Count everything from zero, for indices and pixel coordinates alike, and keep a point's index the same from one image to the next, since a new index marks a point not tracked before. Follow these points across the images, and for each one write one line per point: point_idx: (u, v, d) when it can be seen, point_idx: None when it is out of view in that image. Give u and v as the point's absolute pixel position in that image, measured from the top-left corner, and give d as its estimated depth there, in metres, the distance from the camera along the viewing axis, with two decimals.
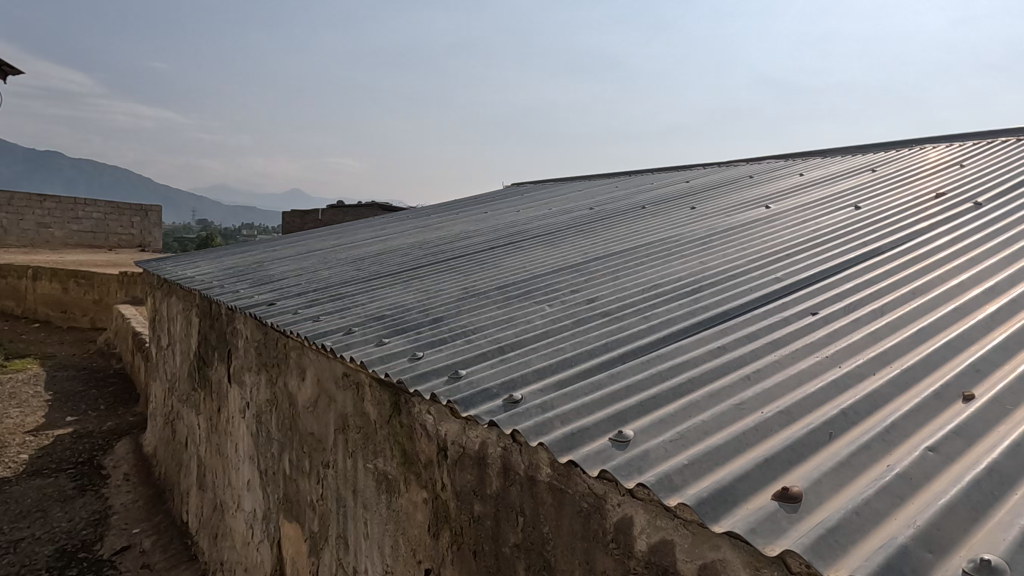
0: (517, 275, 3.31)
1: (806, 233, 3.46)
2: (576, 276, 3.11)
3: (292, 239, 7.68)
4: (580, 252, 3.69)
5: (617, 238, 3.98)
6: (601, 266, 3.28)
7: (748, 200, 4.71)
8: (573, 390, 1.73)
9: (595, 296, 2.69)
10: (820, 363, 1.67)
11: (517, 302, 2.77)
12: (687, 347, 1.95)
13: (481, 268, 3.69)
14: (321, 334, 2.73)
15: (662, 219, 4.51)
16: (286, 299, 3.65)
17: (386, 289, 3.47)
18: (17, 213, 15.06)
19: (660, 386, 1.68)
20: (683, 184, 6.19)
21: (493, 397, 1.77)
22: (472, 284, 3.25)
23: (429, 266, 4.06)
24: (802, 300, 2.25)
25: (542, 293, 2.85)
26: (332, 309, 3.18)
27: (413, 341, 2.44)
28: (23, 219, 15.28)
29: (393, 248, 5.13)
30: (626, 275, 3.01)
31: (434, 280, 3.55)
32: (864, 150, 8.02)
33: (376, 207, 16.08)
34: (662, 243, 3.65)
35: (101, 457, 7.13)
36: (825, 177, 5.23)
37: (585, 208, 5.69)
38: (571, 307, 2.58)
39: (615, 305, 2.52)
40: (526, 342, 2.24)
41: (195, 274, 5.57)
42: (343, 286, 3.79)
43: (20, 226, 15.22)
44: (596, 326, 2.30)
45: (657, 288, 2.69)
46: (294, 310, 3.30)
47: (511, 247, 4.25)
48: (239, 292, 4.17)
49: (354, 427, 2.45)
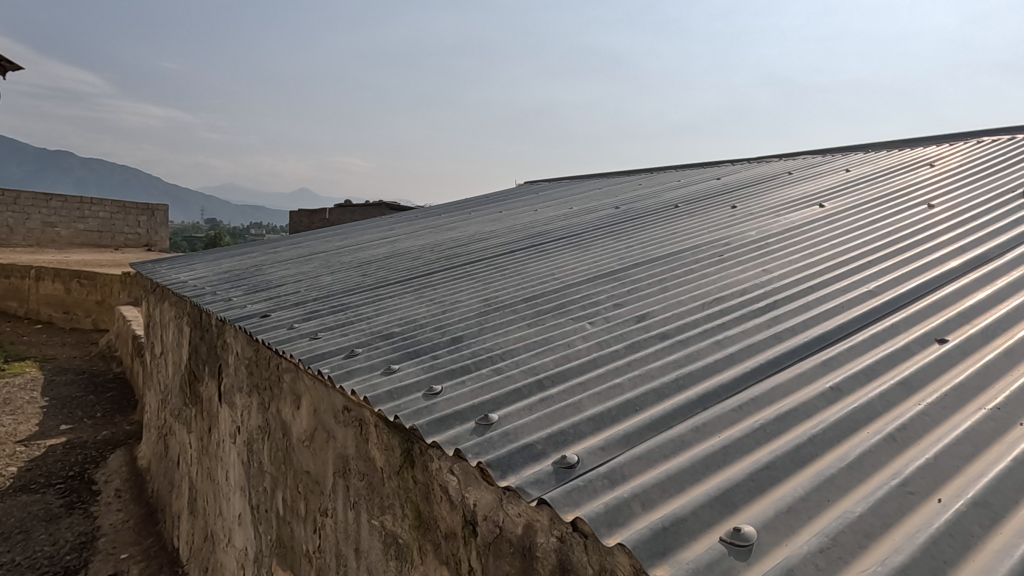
0: (546, 284, 2.87)
1: (879, 234, 2.99)
2: (616, 287, 2.67)
3: (294, 241, 7.24)
4: (615, 257, 3.25)
5: (655, 241, 3.54)
6: (643, 273, 2.84)
7: (794, 198, 4.26)
8: (648, 451, 1.29)
9: (645, 313, 2.25)
10: (994, 423, 1.22)
11: (551, 319, 2.34)
12: (786, 389, 1.50)
13: (503, 275, 3.25)
14: (319, 358, 2.30)
15: (701, 219, 4.05)
16: (283, 310, 3.23)
17: (395, 300, 3.04)
18: (22, 212, 14.76)
19: (769, 449, 1.24)
20: (715, 181, 5.75)
21: (540, 459, 1.33)
22: (495, 296, 2.81)
23: (442, 272, 3.63)
24: (917, 322, 1.80)
25: (580, 308, 2.41)
26: (334, 324, 2.75)
27: (429, 368, 2.01)
28: (29, 218, 15.01)
29: (402, 251, 4.70)
30: (676, 286, 2.57)
31: (450, 289, 3.12)
32: (905, 145, 7.53)
33: (384, 207, 15.75)
34: (708, 246, 3.21)
35: (93, 471, 6.74)
36: (877, 172, 4.75)
37: (610, 207, 5.25)
38: (619, 328, 2.14)
39: (673, 325, 2.07)
40: (569, 373, 1.80)
41: (190, 278, 5.17)
42: (346, 295, 3.37)
43: (27, 225, 14.92)
44: (655, 353, 1.85)
45: (720, 302, 2.25)
46: (289, 325, 2.88)
47: (535, 250, 3.83)
48: (231, 301, 3.76)
49: (356, 472, 2.01)
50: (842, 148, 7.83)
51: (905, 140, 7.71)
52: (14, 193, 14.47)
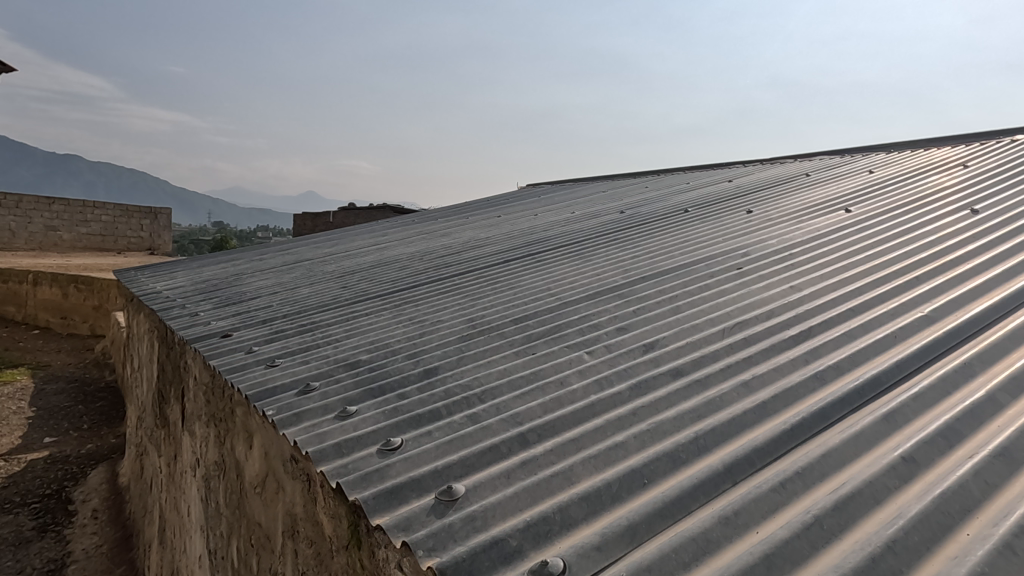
0: (541, 301, 2.52)
1: (920, 244, 2.62)
2: (619, 307, 2.31)
3: (285, 246, 6.90)
4: (619, 269, 2.90)
5: (662, 250, 3.19)
6: (651, 288, 2.49)
7: (816, 202, 3.90)
8: (660, 558, 0.93)
9: (654, 341, 1.89)
10: None
11: (543, 348, 1.99)
12: (841, 458, 1.14)
13: (493, 289, 2.91)
14: (270, 394, 1.96)
15: (714, 225, 3.70)
16: (247, 329, 2.89)
17: (371, 319, 2.70)
18: (24, 216, 14.56)
19: (832, 561, 0.88)
20: (727, 184, 5.39)
21: (512, 563, 0.99)
22: (481, 315, 2.47)
23: (428, 284, 3.28)
24: (996, 364, 1.44)
25: (577, 335, 2.06)
26: (296, 349, 2.41)
27: (392, 411, 1.66)
28: (31, 223, 14.81)
29: (390, 259, 4.36)
30: (689, 306, 2.21)
31: (432, 305, 2.77)
32: (930, 145, 7.13)
33: (387, 211, 15.43)
34: (724, 257, 2.85)
35: (71, 489, 6.41)
36: (905, 174, 4.38)
37: (615, 212, 4.90)
38: (622, 361, 1.78)
39: (688, 358, 1.71)
40: (561, 424, 1.44)
41: (166, 289, 4.84)
42: (319, 312, 3.02)
43: (28, 229, 14.72)
44: (667, 398, 1.49)
45: (743, 330, 1.88)
46: (248, 349, 2.53)
47: (531, 260, 3.49)
48: (197, 317, 3.43)
49: (304, 537, 1.67)
50: (862, 148, 7.44)
51: (930, 139, 7.30)
52: (16, 197, 14.28)
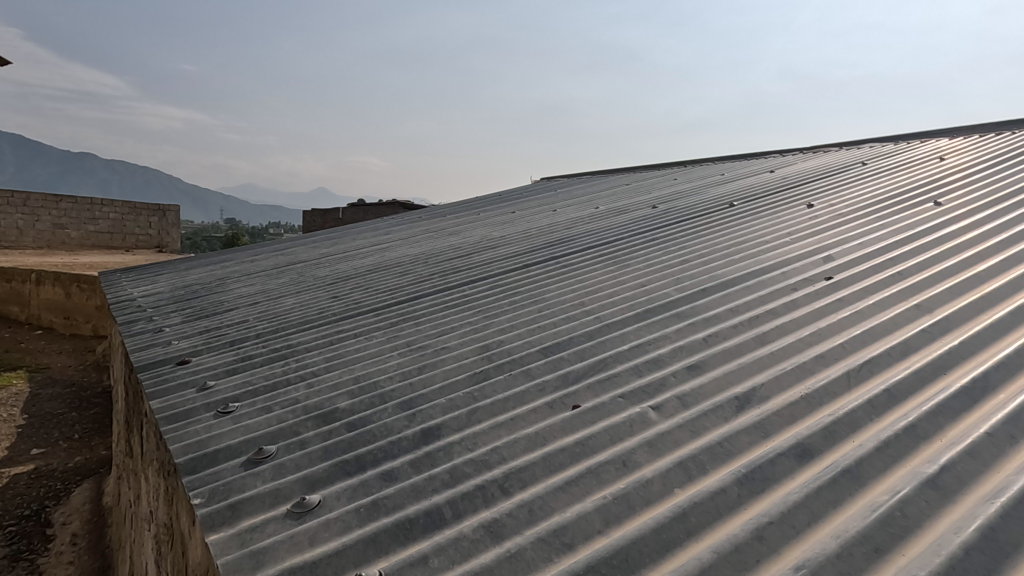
0: (574, 324, 1.97)
1: None
2: (683, 334, 1.74)
3: (283, 246, 6.36)
4: (669, 278, 2.32)
5: (717, 252, 2.64)
6: (717, 305, 1.94)
7: (890, 195, 3.32)
8: None
9: (747, 393, 1.32)
10: None
11: (588, 399, 1.43)
12: None
13: (512, 302, 2.36)
14: (208, 464, 1.41)
15: (771, 221, 3.13)
16: (210, 355, 2.34)
17: (360, 343, 2.15)
18: (32, 213, 14.15)
19: None
20: (769, 175, 4.81)
21: None
22: (497, 340, 1.92)
23: (432, 295, 2.74)
24: None
25: (634, 379, 1.49)
26: (260, 387, 1.86)
27: (371, 509, 1.10)
28: (39, 220, 14.40)
29: (391, 262, 3.82)
30: (780, 335, 1.63)
31: (437, 324, 2.23)
32: (988, 132, 6.51)
33: (398, 206, 14.94)
34: (800, 263, 2.28)
35: (52, 509, 5.93)
36: (990, 160, 3.77)
37: (647, 207, 4.33)
38: (712, 428, 1.21)
39: (814, 428, 1.14)
40: (640, 554, 0.88)
41: (144, 294, 4.33)
42: (300, 331, 2.48)
43: (36, 227, 14.29)
44: (807, 508, 0.92)
45: (879, 378, 1.31)
46: (201, 384, 1.99)
47: (556, 264, 2.95)
48: (161, 333, 2.90)
49: None
50: (912, 136, 6.83)
51: (989, 127, 6.68)
52: (24, 194, 13.90)
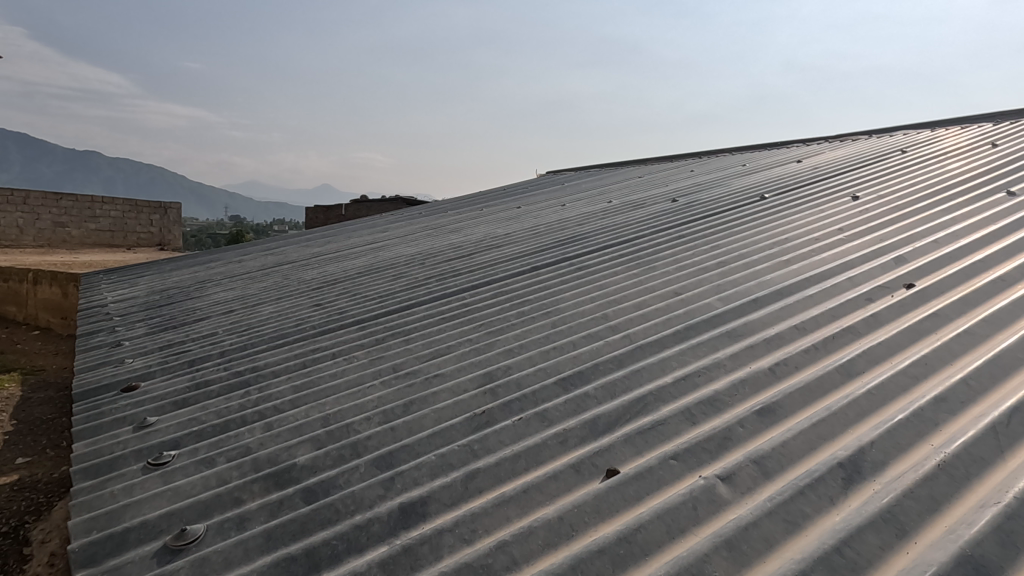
0: (597, 344, 1.59)
1: None
2: (741, 362, 1.36)
3: (280, 244, 5.99)
4: (709, 285, 1.94)
5: (760, 251, 2.25)
6: (775, 321, 1.55)
7: (949, 183, 2.91)
8: None
9: (854, 457, 0.94)
10: None
11: (627, 461, 1.05)
12: None
13: (519, 314, 1.98)
14: (113, 549, 1.04)
15: (814, 214, 2.74)
16: (162, 379, 1.97)
17: (335, 367, 1.78)
18: (32, 212, 13.84)
19: None
20: (799, 164, 4.39)
21: None
22: (501, 367, 1.54)
23: (426, 303, 2.36)
24: None
25: (686, 430, 1.12)
26: (207, 429, 1.48)
27: None
28: (40, 219, 14.09)
29: (384, 264, 3.44)
30: (872, 365, 1.25)
31: (430, 342, 1.85)
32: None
33: (401, 202, 14.56)
34: (867, 265, 1.89)
35: (31, 525, 5.58)
36: None
37: (666, 200, 3.93)
38: (816, 519, 0.83)
39: (981, 527, 0.76)
40: None
41: (118, 299, 3.96)
42: (271, 349, 2.11)
43: (37, 226, 13.97)
44: None
45: None
46: (140, 421, 1.61)
47: (570, 266, 2.57)
48: (118, 348, 2.53)
49: None
50: (948, 122, 6.36)
51: None
52: (24, 193, 13.58)
